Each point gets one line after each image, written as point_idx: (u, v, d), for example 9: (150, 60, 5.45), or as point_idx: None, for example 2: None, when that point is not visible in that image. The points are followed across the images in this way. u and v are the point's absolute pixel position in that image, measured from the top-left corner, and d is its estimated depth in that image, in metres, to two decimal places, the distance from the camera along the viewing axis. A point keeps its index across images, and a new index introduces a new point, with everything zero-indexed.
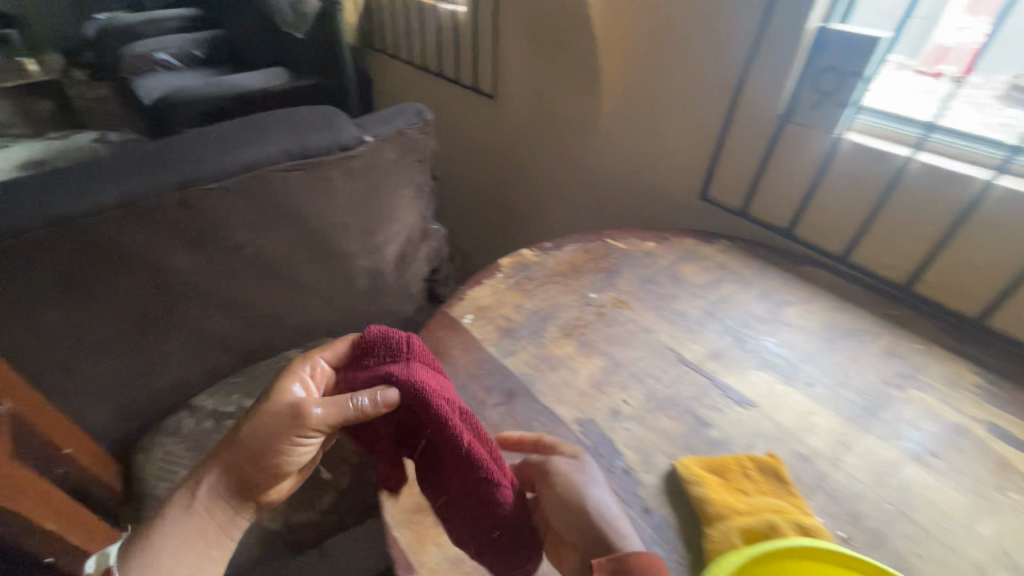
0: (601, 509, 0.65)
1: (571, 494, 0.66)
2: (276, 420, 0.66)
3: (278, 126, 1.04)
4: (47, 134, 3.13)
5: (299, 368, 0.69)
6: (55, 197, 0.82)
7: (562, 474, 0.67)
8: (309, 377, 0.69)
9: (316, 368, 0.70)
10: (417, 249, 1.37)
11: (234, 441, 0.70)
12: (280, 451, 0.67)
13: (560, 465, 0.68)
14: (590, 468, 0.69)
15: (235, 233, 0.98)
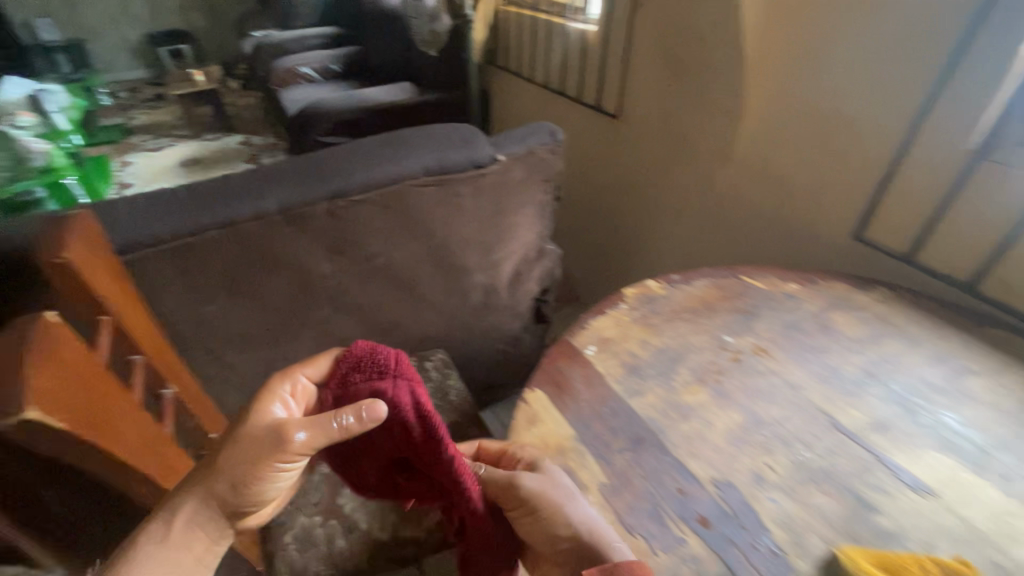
0: (582, 519, 0.63)
1: (551, 512, 0.64)
2: (254, 441, 0.62)
3: (419, 141, 1.06)
4: (205, 137, 3.58)
5: (279, 385, 0.67)
6: (226, 199, 0.87)
7: (534, 491, 0.65)
8: (289, 396, 0.67)
9: (298, 387, 0.68)
10: (532, 269, 1.35)
11: (200, 465, 0.62)
12: (258, 474, 0.61)
13: (522, 483, 0.66)
14: (561, 482, 0.67)
15: (370, 243, 1.02)
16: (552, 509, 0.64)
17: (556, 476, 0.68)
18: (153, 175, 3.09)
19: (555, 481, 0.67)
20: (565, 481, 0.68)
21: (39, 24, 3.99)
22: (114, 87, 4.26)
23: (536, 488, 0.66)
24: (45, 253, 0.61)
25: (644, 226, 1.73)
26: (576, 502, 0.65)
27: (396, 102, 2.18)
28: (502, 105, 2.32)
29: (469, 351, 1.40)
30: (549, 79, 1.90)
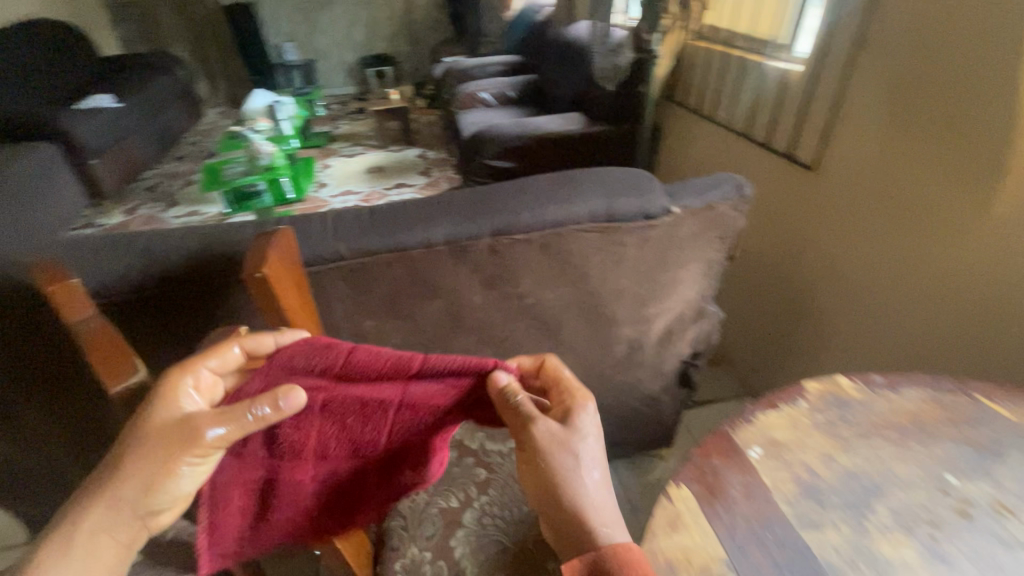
0: (585, 486, 0.64)
1: (560, 469, 0.64)
2: (163, 442, 0.61)
3: (590, 184, 1.00)
4: (390, 148, 4.02)
5: (187, 378, 0.63)
6: (400, 224, 0.90)
7: (552, 445, 0.64)
8: (194, 389, 0.64)
9: (205, 377, 0.65)
10: (686, 329, 1.22)
11: (101, 468, 0.62)
12: (168, 477, 0.61)
13: (542, 431, 0.65)
14: (581, 447, 0.65)
15: (523, 282, 0.99)
16: (563, 465, 0.64)
17: (586, 434, 0.66)
18: (344, 179, 3.54)
19: (582, 440, 0.66)
20: (591, 441, 0.66)
21: (285, 46, 4.87)
22: (329, 100, 5.02)
23: (557, 441, 0.65)
24: (250, 266, 0.67)
25: (811, 318, 1.52)
26: (591, 466, 0.65)
27: (566, 133, 2.18)
28: (673, 144, 2.20)
29: (600, 404, 1.30)
30: (733, 121, 1.74)
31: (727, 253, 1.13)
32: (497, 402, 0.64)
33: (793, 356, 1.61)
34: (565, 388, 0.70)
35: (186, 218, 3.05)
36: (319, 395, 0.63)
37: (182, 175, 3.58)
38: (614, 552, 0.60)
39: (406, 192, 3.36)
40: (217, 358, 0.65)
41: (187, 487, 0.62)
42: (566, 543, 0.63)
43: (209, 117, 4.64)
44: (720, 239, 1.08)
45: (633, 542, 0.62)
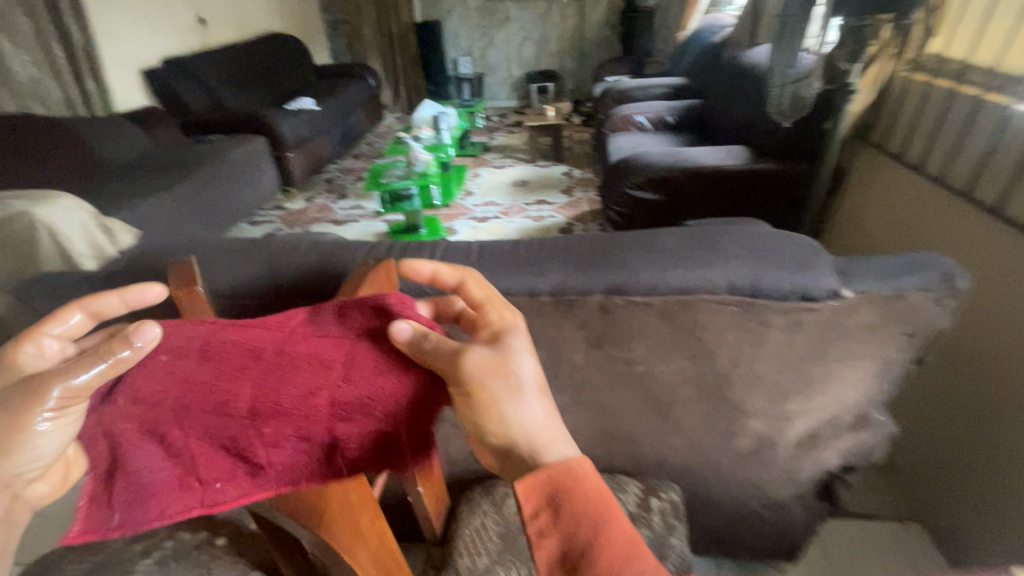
0: (528, 413, 0.55)
1: (501, 402, 0.56)
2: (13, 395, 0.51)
3: (734, 245, 0.83)
4: (538, 163, 4.06)
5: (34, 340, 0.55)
6: (508, 265, 0.84)
7: (486, 375, 0.56)
8: (35, 354, 0.55)
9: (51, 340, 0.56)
10: (840, 436, 0.97)
11: None
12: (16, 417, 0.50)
13: (472, 360, 0.57)
14: (506, 372, 0.57)
15: (634, 348, 0.87)
16: (505, 397, 0.56)
17: (520, 359, 0.58)
18: (489, 190, 3.65)
19: (517, 367, 0.57)
20: (526, 366, 0.58)
21: (461, 61, 5.23)
22: (491, 112, 5.27)
23: (494, 368, 0.57)
24: (337, 298, 0.64)
25: (958, 479, 1.26)
26: (532, 394, 0.56)
27: (724, 167, 1.94)
28: (858, 192, 1.84)
29: (709, 496, 1.10)
30: (950, 176, 1.37)
31: (915, 354, 0.87)
32: (412, 351, 0.59)
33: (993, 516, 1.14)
34: (494, 313, 0.63)
35: (350, 211, 3.43)
36: (202, 338, 0.59)
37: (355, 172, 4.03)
38: (574, 489, 0.51)
39: (545, 209, 3.34)
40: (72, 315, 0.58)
41: (50, 444, 0.52)
42: (514, 472, 0.55)
43: (387, 121, 5.18)
44: (907, 336, 0.83)
45: (584, 456, 0.53)
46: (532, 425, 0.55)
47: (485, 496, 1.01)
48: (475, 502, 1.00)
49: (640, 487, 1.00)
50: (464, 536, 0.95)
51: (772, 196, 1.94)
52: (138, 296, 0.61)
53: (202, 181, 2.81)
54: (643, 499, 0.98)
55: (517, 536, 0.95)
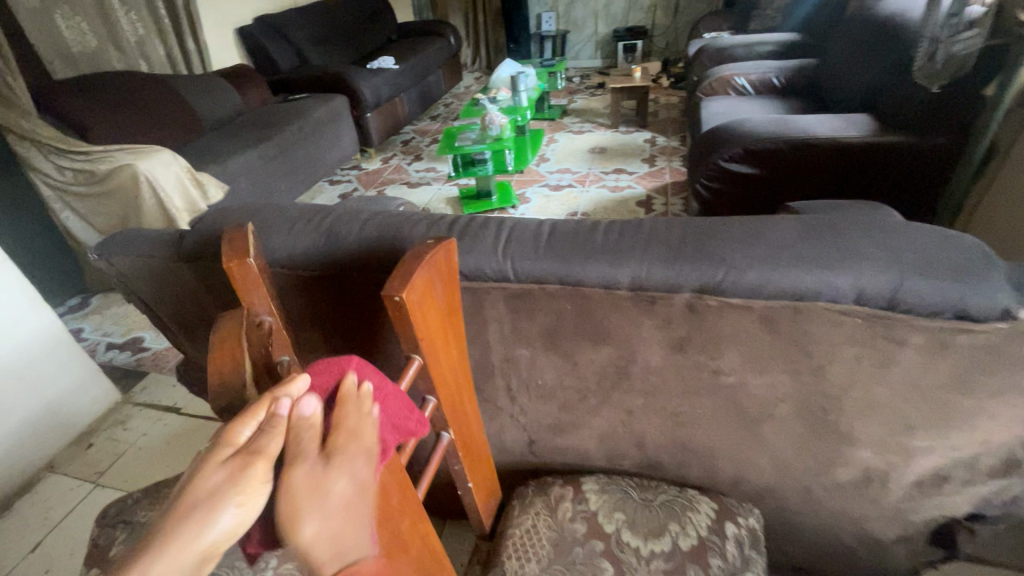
0: (350, 530, 0.45)
1: (309, 507, 0.43)
2: (192, 498, 0.39)
3: (871, 240, 0.66)
4: (620, 128, 3.80)
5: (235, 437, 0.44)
6: (582, 250, 0.72)
7: (317, 478, 0.44)
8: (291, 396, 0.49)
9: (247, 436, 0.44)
10: (975, 481, 0.79)
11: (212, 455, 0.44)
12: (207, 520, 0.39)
13: (297, 473, 0.43)
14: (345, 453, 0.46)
15: (723, 355, 0.74)
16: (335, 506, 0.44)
17: (346, 476, 0.45)
18: (566, 157, 3.48)
19: (345, 472, 0.45)
20: (360, 468, 0.47)
21: (544, 16, 4.97)
22: (573, 73, 5.00)
23: (316, 483, 0.44)
24: (390, 286, 0.58)
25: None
26: (350, 504, 0.45)
27: (843, 139, 1.66)
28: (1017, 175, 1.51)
29: (795, 524, 0.97)
30: None
31: None
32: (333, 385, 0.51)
33: None
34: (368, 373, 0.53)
35: (424, 173, 3.43)
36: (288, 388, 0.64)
37: (431, 134, 4.00)
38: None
39: (623, 179, 3.14)
40: (276, 410, 0.46)
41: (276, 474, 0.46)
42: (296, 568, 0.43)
43: (466, 81, 5.07)
44: None
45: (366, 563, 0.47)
46: (343, 542, 0.45)
47: (539, 495, 0.94)
48: (528, 501, 0.94)
49: (715, 508, 0.88)
50: (513, 537, 0.89)
51: (900, 176, 1.64)
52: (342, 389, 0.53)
53: (286, 140, 2.89)
54: (717, 524, 0.86)
55: (571, 545, 0.85)
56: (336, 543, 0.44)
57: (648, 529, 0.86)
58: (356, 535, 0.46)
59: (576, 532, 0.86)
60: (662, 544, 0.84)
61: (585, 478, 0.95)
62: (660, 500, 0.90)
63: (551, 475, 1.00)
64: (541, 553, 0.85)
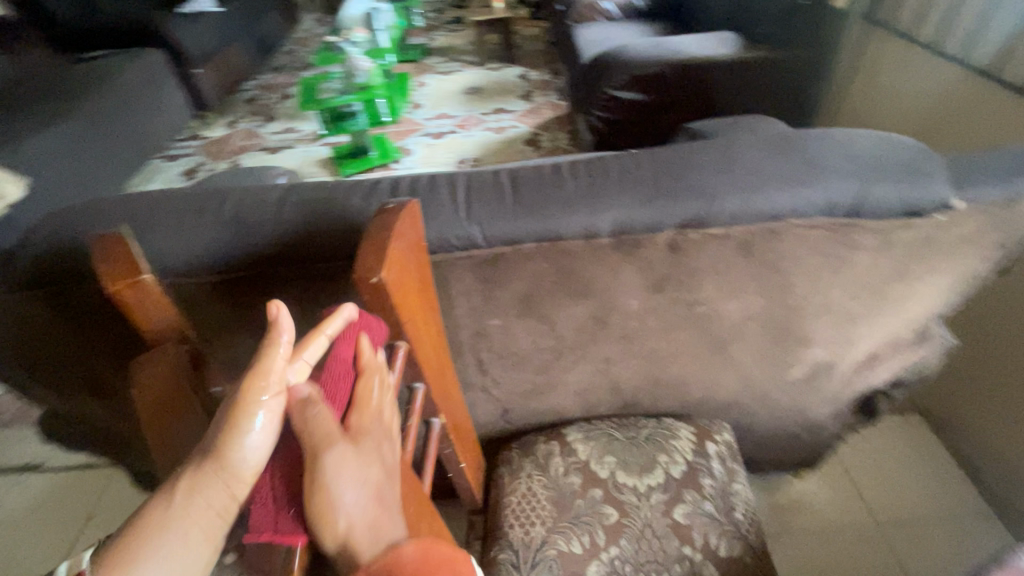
0: (384, 511, 0.40)
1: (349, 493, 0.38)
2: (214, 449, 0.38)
3: (831, 151, 0.67)
4: (489, 65, 3.64)
5: (257, 406, 0.38)
6: (553, 201, 0.65)
7: (359, 459, 0.39)
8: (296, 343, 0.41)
9: (275, 403, 0.38)
10: (898, 354, 0.91)
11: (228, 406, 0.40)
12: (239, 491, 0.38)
13: (328, 461, 0.37)
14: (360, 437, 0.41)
15: (701, 286, 0.73)
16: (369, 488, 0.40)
17: (366, 458, 0.40)
18: (440, 101, 3.27)
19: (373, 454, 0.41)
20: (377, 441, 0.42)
21: None
22: (427, 8, 4.63)
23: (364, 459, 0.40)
24: (363, 267, 0.47)
25: (958, 380, 1.29)
26: (381, 486, 0.40)
27: (718, 57, 1.72)
28: (860, 79, 1.69)
29: (751, 425, 1.05)
30: (972, 55, 1.24)
31: (997, 264, 0.78)
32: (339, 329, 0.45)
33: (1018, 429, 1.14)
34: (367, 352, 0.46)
35: (283, 134, 3.01)
36: None
37: (282, 88, 3.49)
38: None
39: (505, 119, 3.04)
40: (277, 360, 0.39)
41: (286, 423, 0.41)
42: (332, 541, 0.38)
43: (307, 24, 4.45)
44: (998, 247, 0.74)
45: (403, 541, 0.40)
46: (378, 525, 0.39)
47: (526, 457, 0.88)
48: (516, 464, 0.88)
49: (693, 431, 0.89)
50: (511, 505, 0.82)
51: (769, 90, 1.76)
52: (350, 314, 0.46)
53: (93, 110, 2.32)
54: (700, 445, 0.87)
55: (571, 499, 0.81)
56: (373, 519, 0.39)
57: (643, 462, 0.84)
58: (391, 519, 0.40)
59: (573, 485, 0.82)
60: (656, 476, 0.83)
61: (567, 428, 0.91)
62: (644, 434, 0.89)
63: (529, 435, 0.96)
64: (545, 513, 0.80)
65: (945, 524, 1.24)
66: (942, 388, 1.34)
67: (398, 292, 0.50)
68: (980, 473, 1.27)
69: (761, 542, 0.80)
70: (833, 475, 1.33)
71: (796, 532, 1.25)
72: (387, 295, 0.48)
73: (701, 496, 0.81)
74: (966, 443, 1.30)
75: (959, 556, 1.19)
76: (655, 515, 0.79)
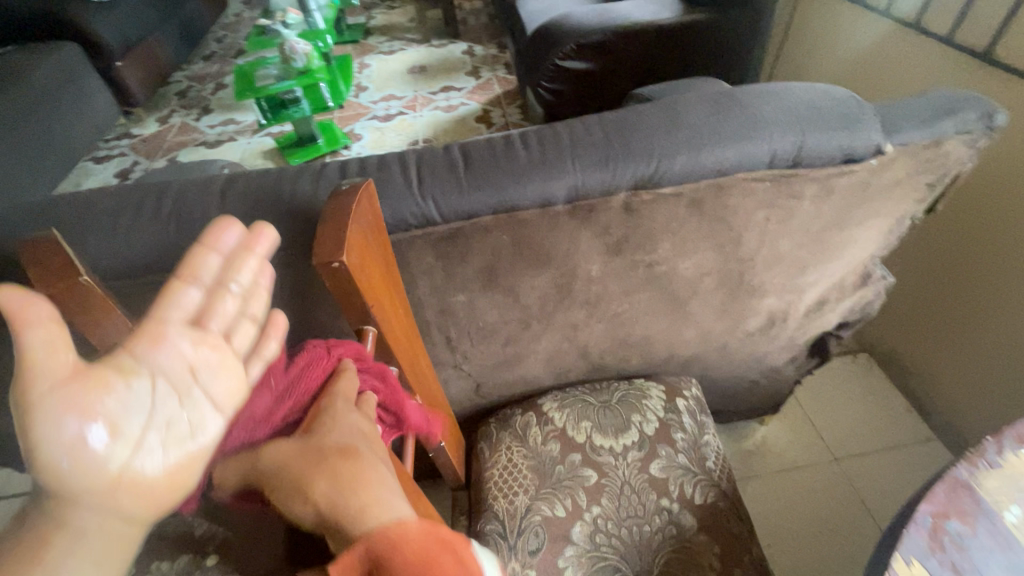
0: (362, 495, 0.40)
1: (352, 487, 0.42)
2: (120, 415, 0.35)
3: (772, 104, 0.69)
4: (433, 42, 3.54)
5: (50, 404, 0.31)
6: (507, 170, 0.65)
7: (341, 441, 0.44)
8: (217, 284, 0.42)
9: (80, 384, 0.32)
10: (843, 297, 0.96)
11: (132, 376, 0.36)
12: (118, 486, 0.33)
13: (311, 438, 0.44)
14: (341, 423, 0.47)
15: (657, 246, 0.75)
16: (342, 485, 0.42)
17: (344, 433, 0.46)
18: (385, 82, 3.17)
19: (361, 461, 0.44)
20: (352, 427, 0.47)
21: None
22: None
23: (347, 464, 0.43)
24: (319, 254, 0.45)
25: (899, 319, 1.38)
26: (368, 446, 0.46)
27: (661, 22, 1.73)
28: (797, 37, 1.74)
29: (715, 378, 1.10)
30: (896, 7, 1.29)
31: (927, 204, 0.83)
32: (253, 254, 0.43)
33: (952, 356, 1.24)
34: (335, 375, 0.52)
35: (222, 127, 2.86)
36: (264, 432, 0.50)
37: (215, 79, 3.30)
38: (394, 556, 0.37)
39: (454, 97, 2.98)
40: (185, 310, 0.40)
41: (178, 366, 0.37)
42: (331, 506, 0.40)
43: (235, 8, 4.20)
44: (927, 187, 0.79)
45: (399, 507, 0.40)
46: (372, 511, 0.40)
47: (504, 430, 0.90)
48: (496, 439, 0.89)
49: (663, 390, 0.92)
50: (493, 478, 0.84)
51: (712, 52, 1.79)
52: (261, 252, 0.44)
53: (4, 114, 2.15)
54: (670, 402, 0.90)
55: (551, 466, 0.83)
56: (364, 494, 0.40)
57: (616, 424, 0.87)
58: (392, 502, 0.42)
59: (552, 452, 0.84)
60: (631, 436, 0.85)
61: (542, 398, 0.93)
62: (617, 397, 0.91)
63: (505, 408, 0.97)
64: (527, 482, 0.81)
65: (894, 450, 1.34)
66: (885, 325, 1.44)
67: (363, 276, 0.48)
68: (923, 402, 1.38)
69: (733, 486, 0.83)
70: (792, 417, 1.42)
71: (762, 474, 1.33)
72: (351, 283, 0.47)
73: (675, 450, 0.84)
74: (909, 376, 1.40)
75: (907, 479, 1.29)
76: (632, 473, 0.82)
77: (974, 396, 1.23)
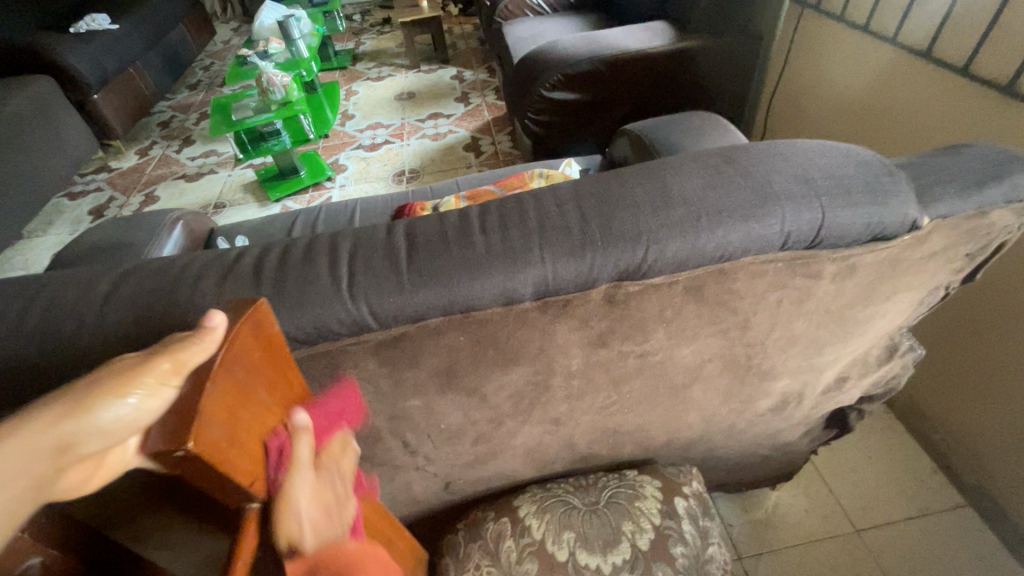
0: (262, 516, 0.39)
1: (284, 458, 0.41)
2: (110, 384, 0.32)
3: (783, 172, 0.57)
4: (421, 67, 3.46)
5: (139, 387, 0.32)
6: (458, 261, 0.53)
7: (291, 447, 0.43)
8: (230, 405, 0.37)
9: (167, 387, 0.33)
10: (866, 371, 0.84)
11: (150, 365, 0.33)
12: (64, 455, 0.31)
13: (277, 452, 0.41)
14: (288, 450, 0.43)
15: (650, 336, 0.63)
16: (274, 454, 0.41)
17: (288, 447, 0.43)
18: (372, 109, 3.08)
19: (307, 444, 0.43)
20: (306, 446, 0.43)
21: None
22: (351, 10, 4.40)
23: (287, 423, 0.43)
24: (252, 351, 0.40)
25: (926, 374, 1.24)
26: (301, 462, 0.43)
27: (653, 50, 1.61)
28: (800, 64, 1.62)
29: (721, 456, 0.97)
30: (905, 35, 1.19)
31: (965, 273, 0.71)
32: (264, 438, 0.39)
33: (994, 421, 1.10)
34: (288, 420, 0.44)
35: (202, 160, 2.76)
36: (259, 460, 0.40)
37: (198, 109, 3.21)
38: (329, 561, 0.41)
39: (442, 125, 2.88)
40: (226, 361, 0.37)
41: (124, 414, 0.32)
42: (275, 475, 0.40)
43: (223, 36, 4.13)
44: (966, 258, 0.67)
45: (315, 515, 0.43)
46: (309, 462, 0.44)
47: (473, 541, 0.76)
48: (464, 553, 0.76)
49: (659, 486, 0.79)
50: None
51: (708, 80, 1.69)
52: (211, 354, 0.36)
53: None
54: (668, 504, 0.77)
55: None
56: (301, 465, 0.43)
57: (606, 536, 0.74)
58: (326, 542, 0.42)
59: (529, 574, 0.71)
60: (621, 552, 0.72)
61: (520, 498, 0.79)
62: (605, 498, 0.77)
63: (478, 506, 0.84)
64: None
65: (923, 521, 1.20)
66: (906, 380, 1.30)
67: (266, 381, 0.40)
68: (952, 465, 1.23)
69: None
70: (804, 482, 1.28)
71: (777, 549, 1.18)
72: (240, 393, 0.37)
73: (673, 569, 0.72)
74: (934, 433, 1.27)
75: (939, 556, 1.15)
76: None
77: (1010, 466, 1.10)
